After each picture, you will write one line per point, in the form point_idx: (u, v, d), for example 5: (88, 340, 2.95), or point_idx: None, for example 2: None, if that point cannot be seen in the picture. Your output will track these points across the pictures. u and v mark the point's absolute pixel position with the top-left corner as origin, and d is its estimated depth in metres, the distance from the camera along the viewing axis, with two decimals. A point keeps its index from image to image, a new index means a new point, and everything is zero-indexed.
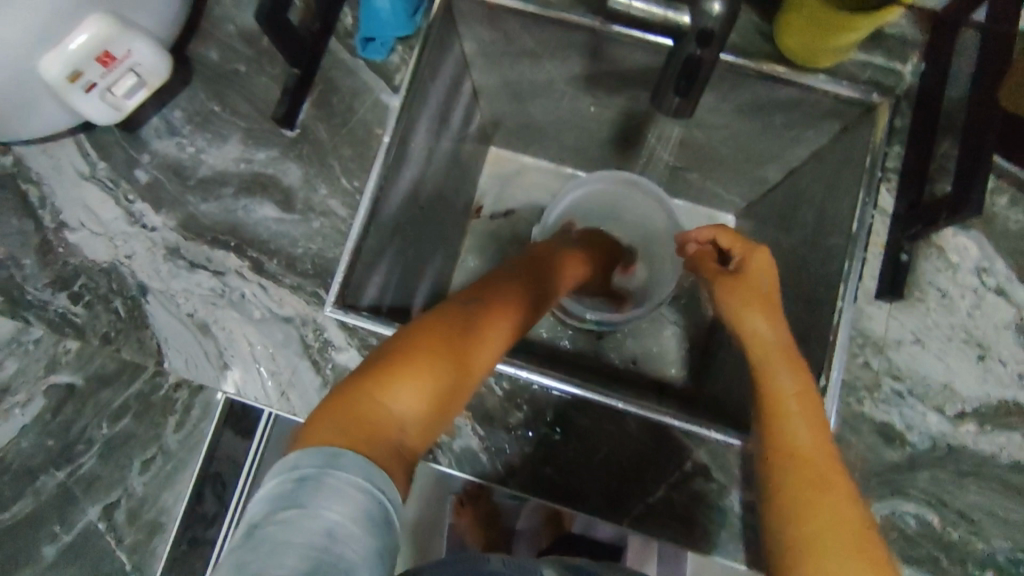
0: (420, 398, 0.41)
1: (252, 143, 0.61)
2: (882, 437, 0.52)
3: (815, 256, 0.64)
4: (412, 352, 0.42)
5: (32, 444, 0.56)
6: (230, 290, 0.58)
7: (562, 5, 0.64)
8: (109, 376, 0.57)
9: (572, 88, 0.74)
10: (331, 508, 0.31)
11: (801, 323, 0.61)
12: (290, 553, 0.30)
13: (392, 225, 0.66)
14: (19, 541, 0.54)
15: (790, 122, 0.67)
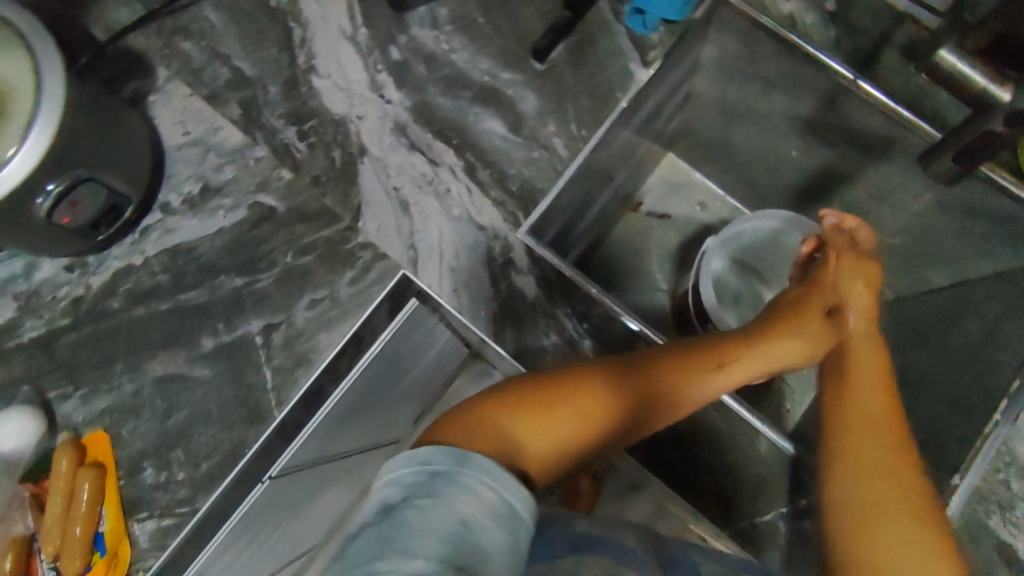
0: (556, 430, 0.46)
1: (502, 62, 0.64)
2: (1002, 557, 0.55)
3: (974, 365, 0.63)
4: (556, 394, 0.46)
5: (224, 245, 0.61)
6: (438, 181, 0.61)
7: (826, 45, 0.64)
8: (309, 214, 0.61)
9: (787, 126, 0.72)
10: (463, 504, 0.35)
11: (937, 420, 0.62)
12: (429, 531, 0.34)
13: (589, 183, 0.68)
14: (188, 323, 0.59)
15: (991, 234, 0.64)
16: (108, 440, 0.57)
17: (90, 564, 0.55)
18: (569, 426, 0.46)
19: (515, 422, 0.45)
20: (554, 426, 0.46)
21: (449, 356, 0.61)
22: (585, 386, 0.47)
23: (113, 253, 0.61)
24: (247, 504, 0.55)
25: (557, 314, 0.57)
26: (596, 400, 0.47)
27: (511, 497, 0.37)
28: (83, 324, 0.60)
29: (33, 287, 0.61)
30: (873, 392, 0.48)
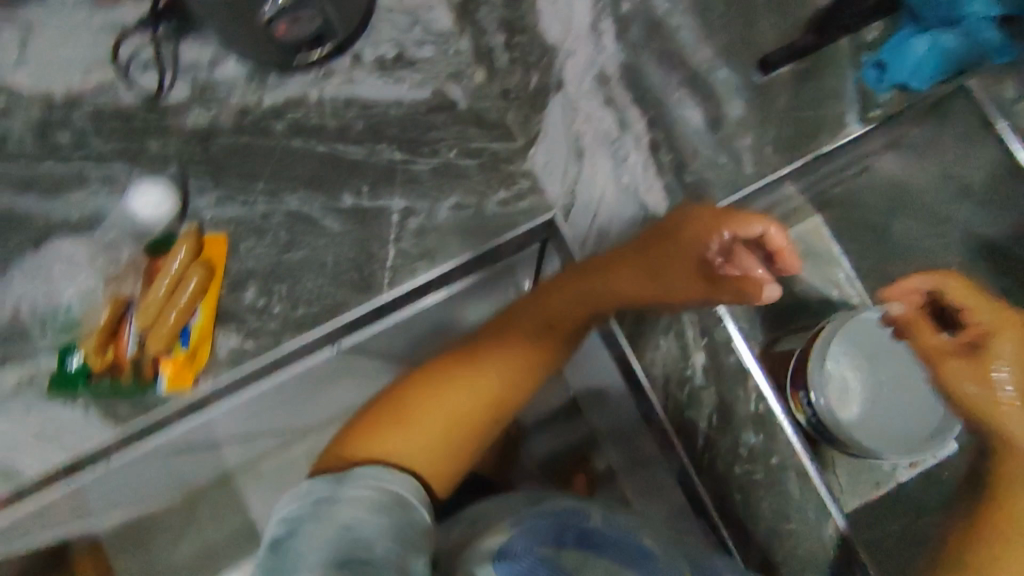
0: (458, 398, 0.57)
1: (724, 58, 0.61)
2: None
3: None
4: (475, 359, 0.58)
5: (397, 116, 0.61)
6: (619, 145, 0.60)
7: None
8: (487, 122, 0.61)
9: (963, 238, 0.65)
10: (308, 543, 0.43)
11: None
12: (321, 541, 0.44)
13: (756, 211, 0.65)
14: (339, 174, 0.60)
15: None
16: (225, 246, 0.59)
17: (171, 351, 0.56)
18: (484, 392, 0.58)
19: (414, 412, 0.56)
20: (424, 434, 0.55)
21: None
22: (504, 358, 0.58)
23: (293, 80, 0.62)
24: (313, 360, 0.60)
25: (683, 321, 0.56)
26: (462, 411, 0.57)
27: (393, 487, 0.50)
28: (242, 133, 0.61)
29: (210, 80, 0.62)
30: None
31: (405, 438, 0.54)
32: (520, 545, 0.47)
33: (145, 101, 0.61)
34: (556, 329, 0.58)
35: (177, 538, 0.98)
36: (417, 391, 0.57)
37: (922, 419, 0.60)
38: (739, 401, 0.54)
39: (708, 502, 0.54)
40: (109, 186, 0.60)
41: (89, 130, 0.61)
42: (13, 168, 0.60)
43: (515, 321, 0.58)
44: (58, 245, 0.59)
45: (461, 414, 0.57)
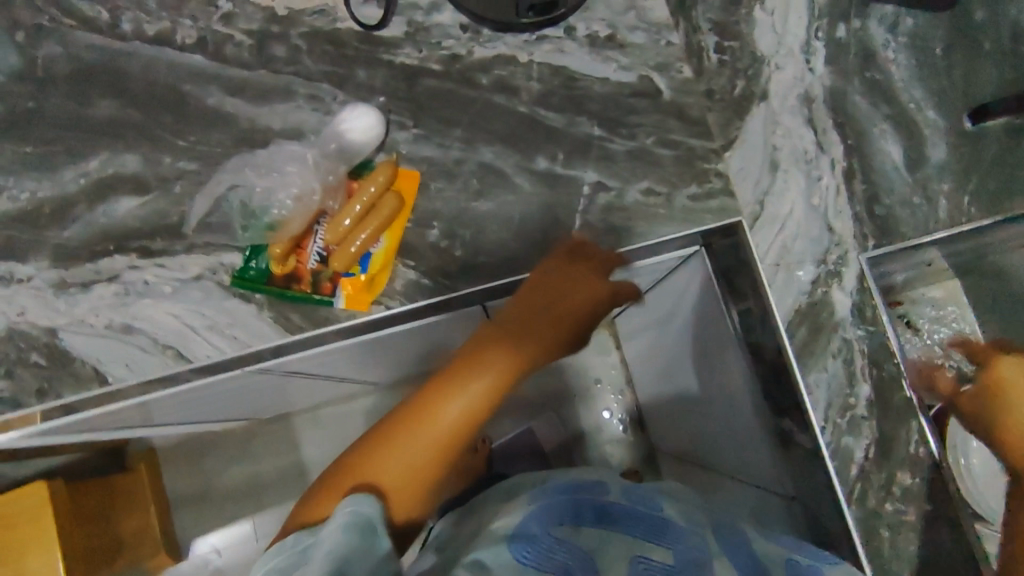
0: (400, 470, 0.46)
1: (934, 98, 0.58)
2: None
3: None
4: (437, 420, 0.47)
5: (602, 94, 0.62)
6: (815, 165, 0.61)
7: None
8: (688, 117, 0.62)
9: None
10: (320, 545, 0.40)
11: None
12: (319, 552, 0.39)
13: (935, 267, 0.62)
14: (537, 137, 0.61)
15: None
16: (417, 182, 0.60)
17: (350, 272, 0.58)
18: (474, 402, 0.48)
19: (382, 457, 0.46)
20: (427, 446, 0.47)
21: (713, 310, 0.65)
22: (470, 395, 0.47)
23: (506, 39, 0.63)
24: (458, 314, 0.62)
25: (855, 348, 0.57)
26: (413, 470, 0.46)
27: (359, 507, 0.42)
28: (449, 79, 0.62)
29: (426, 23, 0.63)
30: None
31: (399, 463, 0.46)
32: (536, 527, 0.43)
33: (362, 31, 0.63)
34: (542, 324, 0.52)
35: (232, 459, 0.98)
36: (407, 413, 0.47)
37: None
38: (903, 441, 0.55)
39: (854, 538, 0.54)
40: (315, 104, 0.61)
41: (304, 47, 0.62)
42: (226, 69, 0.62)
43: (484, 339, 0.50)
44: (267, 150, 0.60)
45: (448, 439, 0.47)
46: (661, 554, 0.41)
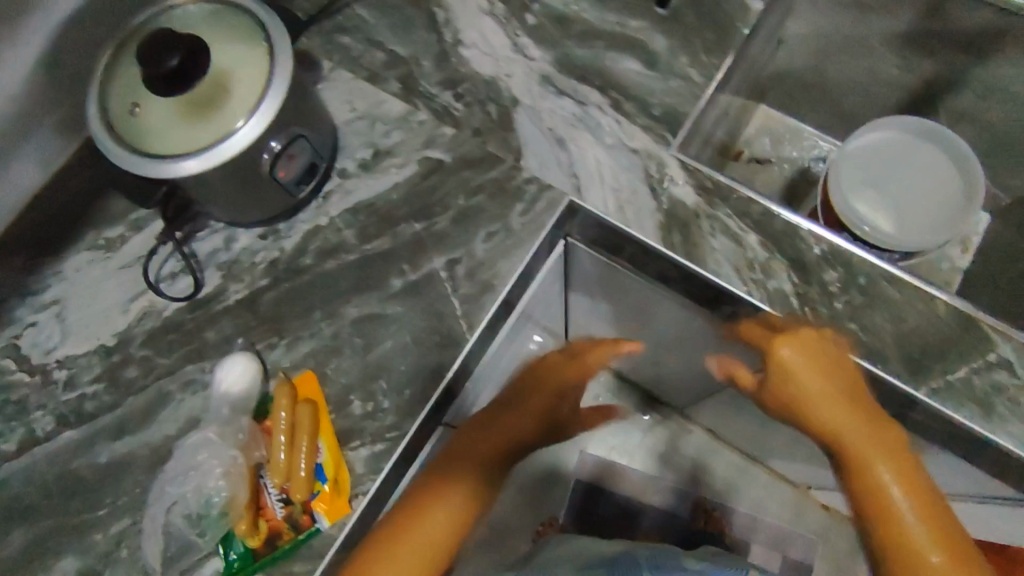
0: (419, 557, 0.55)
1: (629, 12, 0.69)
2: None
3: None
4: (418, 525, 0.56)
5: (400, 197, 0.66)
6: (589, 119, 0.66)
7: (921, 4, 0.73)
8: (474, 160, 0.67)
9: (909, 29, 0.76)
10: None
11: None
12: None
13: (705, 135, 0.75)
14: (377, 267, 0.64)
15: None
16: (316, 378, 0.61)
17: (315, 491, 0.57)
18: (451, 512, 0.57)
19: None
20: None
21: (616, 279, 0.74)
22: (433, 516, 0.56)
23: (301, 218, 0.67)
24: (430, 449, 0.62)
25: (722, 219, 0.62)
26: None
27: None
28: (281, 282, 0.65)
29: (231, 257, 0.66)
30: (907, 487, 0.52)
31: None
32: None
33: (186, 303, 0.64)
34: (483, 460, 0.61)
35: None
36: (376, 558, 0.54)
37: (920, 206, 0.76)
38: (806, 251, 0.61)
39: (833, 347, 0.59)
40: (193, 387, 0.62)
41: (150, 353, 0.63)
42: (97, 422, 0.61)
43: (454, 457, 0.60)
44: (173, 457, 0.59)
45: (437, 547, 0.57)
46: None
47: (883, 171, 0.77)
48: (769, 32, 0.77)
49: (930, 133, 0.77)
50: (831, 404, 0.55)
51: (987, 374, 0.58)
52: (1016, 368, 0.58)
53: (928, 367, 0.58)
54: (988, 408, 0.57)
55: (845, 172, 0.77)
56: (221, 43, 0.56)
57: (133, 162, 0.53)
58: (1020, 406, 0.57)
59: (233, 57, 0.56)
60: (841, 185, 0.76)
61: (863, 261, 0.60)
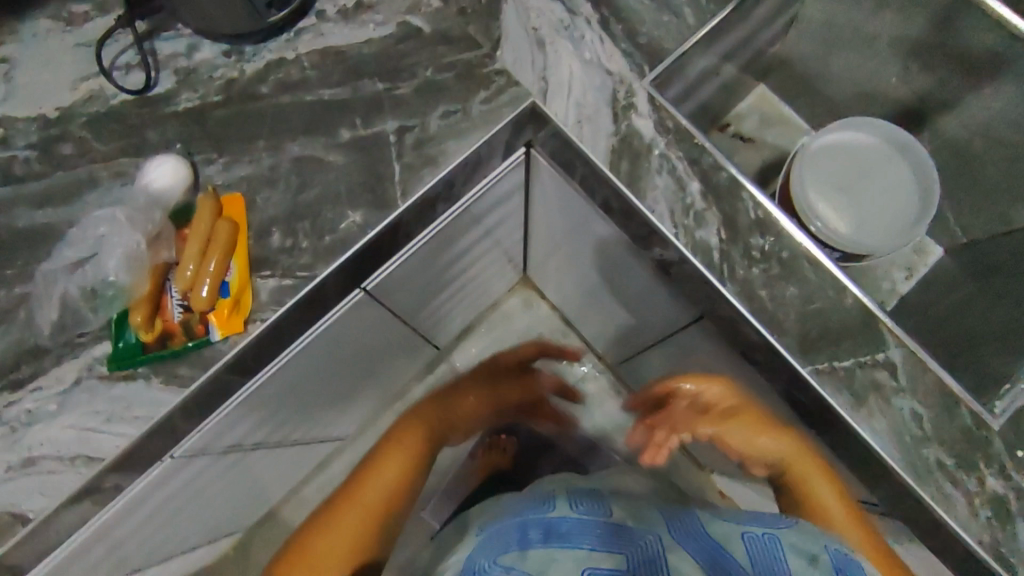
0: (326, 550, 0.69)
1: None
2: None
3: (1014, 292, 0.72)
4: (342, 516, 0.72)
5: (372, 53, 0.66)
6: (575, 27, 0.65)
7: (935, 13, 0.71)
8: (452, 38, 0.67)
9: (916, 37, 0.75)
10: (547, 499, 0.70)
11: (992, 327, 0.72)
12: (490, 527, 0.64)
13: (691, 85, 0.74)
14: (332, 115, 0.64)
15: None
16: (244, 202, 0.62)
17: (214, 306, 0.59)
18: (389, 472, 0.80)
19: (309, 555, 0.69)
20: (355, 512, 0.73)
21: (564, 200, 0.75)
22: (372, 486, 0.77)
23: (268, 46, 0.66)
24: (344, 304, 0.68)
25: (672, 160, 0.63)
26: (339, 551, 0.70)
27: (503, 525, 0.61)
28: (232, 104, 0.65)
29: (191, 65, 0.66)
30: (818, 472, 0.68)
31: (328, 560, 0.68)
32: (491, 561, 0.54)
33: (134, 98, 0.64)
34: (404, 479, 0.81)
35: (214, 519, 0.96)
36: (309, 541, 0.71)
37: (881, 214, 0.78)
38: (741, 212, 0.62)
39: (736, 302, 0.61)
40: (121, 179, 0.62)
41: (88, 135, 0.63)
42: (19, 186, 0.62)
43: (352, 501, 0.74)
44: (77, 225, 0.61)
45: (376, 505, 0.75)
46: (612, 561, 0.50)
47: (845, 173, 0.79)
48: (784, 2, 0.75)
49: (899, 148, 0.79)
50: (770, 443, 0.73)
51: (869, 370, 0.59)
52: (897, 372, 0.58)
53: (820, 352, 0.59)
54: (861, 400, 0.58)
55: (808, 170, 0.78)
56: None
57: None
58: (890, 406, 0.58)
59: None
60: (803, 174, 0.77)
61: (790, 237, 0.61)
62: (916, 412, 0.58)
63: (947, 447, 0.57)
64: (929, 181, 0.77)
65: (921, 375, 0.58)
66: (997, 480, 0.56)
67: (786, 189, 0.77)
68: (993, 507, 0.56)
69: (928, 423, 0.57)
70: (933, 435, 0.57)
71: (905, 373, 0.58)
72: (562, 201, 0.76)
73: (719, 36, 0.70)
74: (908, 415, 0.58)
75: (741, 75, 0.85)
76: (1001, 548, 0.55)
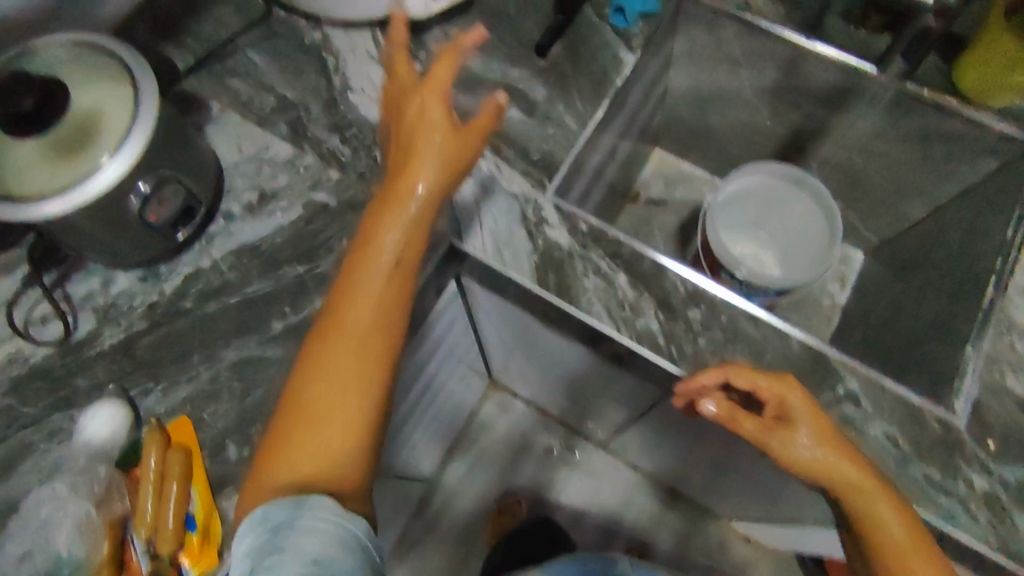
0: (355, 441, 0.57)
1: (511, 63, 0.73)
2: None
3: (936, 281, 0.75)
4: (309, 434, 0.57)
5: (284, 240, 0.67)
6: (470, 163, 0.69)
7: (779, 56, 0.78)
8: (357, 205, 0.69)
9: (773, 84, 0.82)
10: None
11: (933, 313, 0.72)
12: None
13: (592, 179, 0.78)
14: (259, 310, 0.64)
15: (919, 181, 0.80)
16: (191, 423, 0.60)
17: (182, 544, 0.55)
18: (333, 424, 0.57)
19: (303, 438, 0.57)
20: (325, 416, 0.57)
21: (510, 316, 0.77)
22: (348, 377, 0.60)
23: (183, 260, 0.67)
24: None
25: (595, 261, 0.64)
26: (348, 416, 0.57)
27: None
28: (158, 326, 0.64)
29: (107, 299, 0.65)
30: (844, 458, 0.54)
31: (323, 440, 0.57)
32: None
33: (57, 349, 0.63)
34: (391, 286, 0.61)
35: None
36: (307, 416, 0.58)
37: (797, 248, 0.82)
38: (672, 290, 0.63)
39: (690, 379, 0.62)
40: (56, 437, 0.60)
41: (14, 402, 0.61)
42: None
43: (336, 332, 0.59)
44: (22, 507, 0.57)
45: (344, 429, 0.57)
46: None
47: (751, 218, 0.83)
48: (650, 83, 0.82)
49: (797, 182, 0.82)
50: (843, 460, 0.54)
51: (834, 407, 0.59)
52: (860, 400, 0.59)
53: None
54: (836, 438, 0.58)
55: (718, 225, 0.82)
56: (72, 76, 0.57)
57: (10, 210, 0.53)
58: (864, 436, 0.58)
59: (87, 87, 0.56)
60: (716, 228, 0.81)
61: (723, 301, 0.63)
62: (890, 435, 0.58)
63: (929, 462, 0.57)
64: (830, 208, 0.80)
65: (880, 395, 0.59)
66: (982, 479, 0.56)
67: (706, 245, 0.80)
68: (989, 507, 0.56)
69: (904, 442, 0.58)
70: (913, 452, 0.57)
71: (869, 400, 0.59)
72: (506, 316, 0.77)
73: (603, 131, 0.74)
74: (886, 439, 0.58)
75: (636, 149, 0.91)
76: (1010, 545, 0.55)
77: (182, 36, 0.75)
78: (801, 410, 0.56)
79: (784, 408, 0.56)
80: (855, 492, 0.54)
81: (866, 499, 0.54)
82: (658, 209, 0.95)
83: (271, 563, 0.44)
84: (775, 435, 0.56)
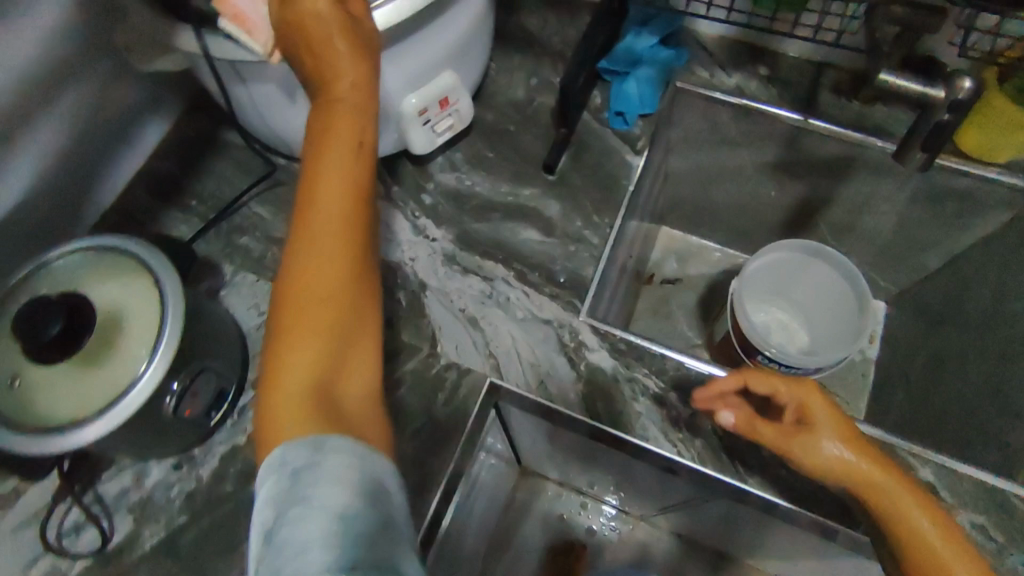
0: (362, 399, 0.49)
1: (520, 182, 0.73)
2: None
3: (970, 339, 0.77)
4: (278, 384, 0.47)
5: None
6: (498, 293, 0.67)
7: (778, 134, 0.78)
8: (389, 354, 0.67)
9: (774, 160, 0.82)
10: None
11: (981, 373, 0.73)
12: None
13: (613, 282, 0.78)
14: None
15: (932, 236, 0.82)
16: None
17: None
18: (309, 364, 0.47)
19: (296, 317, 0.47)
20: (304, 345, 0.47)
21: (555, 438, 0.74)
22: (313, 316, 0.47)
23: (216, 439, 0.64)
24: None
25: (642, 381, 0.64)
26: (325, 352, 0.47)
27: None
28: (201, 517, 0.61)
29: (142, 495, 0.62)
30: (857, 445, 0.53)
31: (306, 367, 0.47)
32: None
33: (97, 560, 0.59)
34: (346, 254, 0.49)
35: None
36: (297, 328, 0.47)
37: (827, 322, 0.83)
38: None
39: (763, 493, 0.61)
40: None
41: None
42: None
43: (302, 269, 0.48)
44: None
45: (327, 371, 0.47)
46: None
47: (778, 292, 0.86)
48: (654, 173, 0.83)
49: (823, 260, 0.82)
50: (861, 450, 0.53)
51: None
52: (939, 489, 0.61)
53: None
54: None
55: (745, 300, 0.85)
56: (98, 283, 0.54)
57: (47, 441, 0.49)
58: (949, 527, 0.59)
59: (118, 293, 0.54)
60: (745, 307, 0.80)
61: None
62: (978, 522, 0.60)
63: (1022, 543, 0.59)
64: (860, 289, 0.80)
65: (954, 480, 0.61)
66: None
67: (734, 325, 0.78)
68: None
69: (995, 530, 0.59)
70: (1000, 535, 0.59)
71: (946, 488, 0.61)
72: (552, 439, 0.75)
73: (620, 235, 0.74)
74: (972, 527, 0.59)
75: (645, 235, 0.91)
76: None
77: (182, 198, 0.73)
78: (823, 416, 0.54)
79: (813, 404, 0.55)
80: (878, 485, 0.52)
81: (886, 484, 0.52)
82: (674, 287, 0.94)
83: (290, 517, 0.38)
84: (797, 438, 0.54)
